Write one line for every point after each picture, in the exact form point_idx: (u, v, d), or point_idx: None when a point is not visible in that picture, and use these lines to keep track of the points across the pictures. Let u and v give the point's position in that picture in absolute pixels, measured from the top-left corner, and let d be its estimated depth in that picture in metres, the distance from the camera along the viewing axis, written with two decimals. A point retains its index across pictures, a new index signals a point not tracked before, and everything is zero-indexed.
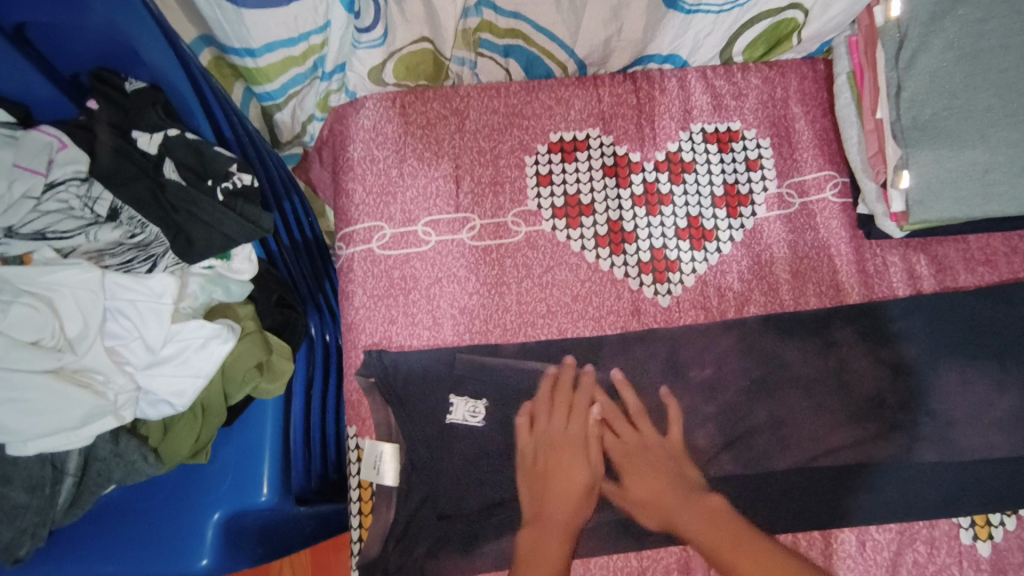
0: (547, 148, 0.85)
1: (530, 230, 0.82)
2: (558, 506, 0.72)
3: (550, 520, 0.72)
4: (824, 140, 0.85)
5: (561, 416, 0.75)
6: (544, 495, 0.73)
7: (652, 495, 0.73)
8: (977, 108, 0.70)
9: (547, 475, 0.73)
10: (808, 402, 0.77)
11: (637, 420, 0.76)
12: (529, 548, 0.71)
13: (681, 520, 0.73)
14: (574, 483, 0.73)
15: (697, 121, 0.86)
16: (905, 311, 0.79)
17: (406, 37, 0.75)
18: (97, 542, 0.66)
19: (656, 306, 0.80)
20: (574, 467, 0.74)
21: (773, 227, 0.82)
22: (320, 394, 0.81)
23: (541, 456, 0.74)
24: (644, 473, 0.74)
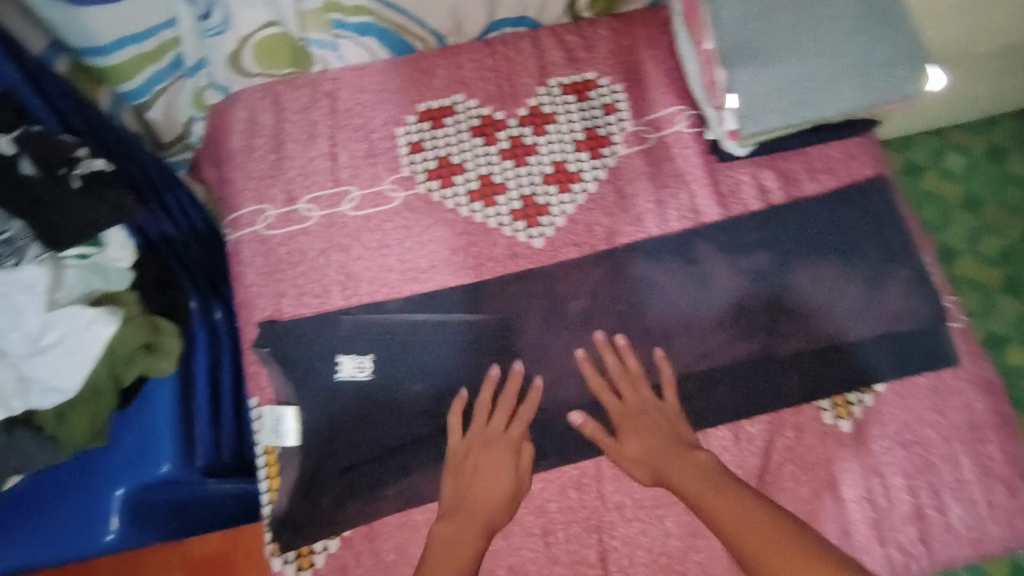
0: (416, 118, 0.90)
1: (407, 194, 0.88)
2: (481, 506, 0.72)
3: (469, 519, 0.70)
4: (673, 77, 0.90)
5: (500, 419, 0.78)
6: (465, 494, 0.73)
7: (649, 446, 0.75)
8: (782, 26, 0.76)
9: (472, 478, 0.74)
10: (678, 316, 0.83)
11: (619, 384, 0.79)
12: (442, 544, 0.68)
13: (669, 470, 0.72)
14: (495, 490, 0.73)
15: (554, 76, 0.91)
16: (758, 223, 0.85)
17: (251, 21, 0.80)
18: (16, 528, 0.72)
19: (531, 249, 0.86)
20: (502, 470, 0.74)
21: (633, 163, 0.88)
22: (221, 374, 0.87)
23: (474, 457, 0.75)
24: (641, 414, 0.77)
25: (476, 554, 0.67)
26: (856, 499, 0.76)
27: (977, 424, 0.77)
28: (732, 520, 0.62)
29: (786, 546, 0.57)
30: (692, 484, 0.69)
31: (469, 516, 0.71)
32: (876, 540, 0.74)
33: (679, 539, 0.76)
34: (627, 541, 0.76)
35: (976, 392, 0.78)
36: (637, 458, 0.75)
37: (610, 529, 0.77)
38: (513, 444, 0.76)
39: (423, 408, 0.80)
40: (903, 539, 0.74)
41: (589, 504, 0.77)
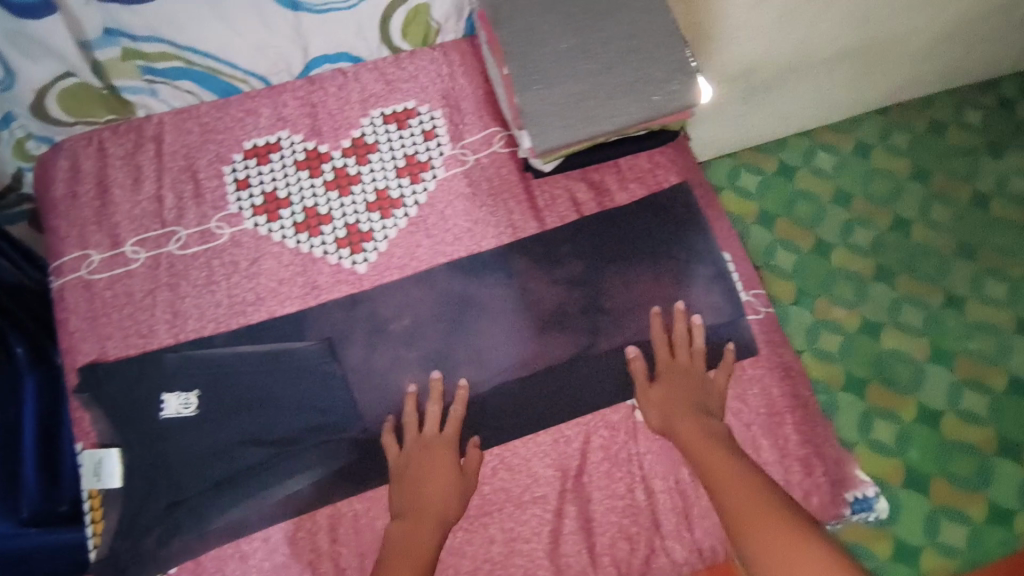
0: (242, 156, 0.92)
1: (233, 230, 0.90)
2: (430, 502, 0.76)
3: (423, 519, 0.75)
4: (488, 102, 0.96)
5: (431, 425, 0.81)
6: (414, 497, 0.77)
7: (663, 415, 0.80)
8: (562, 49, 0.82)
9: (421, 483, 0.78)
10: (498, 328, 0.86)
11: (662, 353, 0.84)
12: (402, 546, 0.73)
13: (679, 427, 0.78)
14: (442, 493, 0.77)
15: (376, 106, 0.95)
16: (571, 234, 0.90)
17: (42, 74, 0.83)
18: None
19: (355, 274, 0.89)
20: (442, 472, 0.79)
21: (452, 185, 0.92)
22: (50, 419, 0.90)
23: (414, 466, 0.79)
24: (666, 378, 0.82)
25: (428, 551, 0.72)
26: (665, 490, 0.81)
27: (776, 408, 0.84)
28: (726, 484, 0.70)
29: (768, 514, 0.64)
30: (694, 454, 0.75)
31: (422, 516, 0.75)
32: (683, 526, 0.80)
33: (502, 544, 0.79)
34: (452, 551, 0.79)
35: (774, 378, 0.85)
36: (661, 407, 0.80)
37: None
38: (450, 445, 0.81)
39: (250, 439, 0.82)
40: (708, 523, 0.80)
41: None
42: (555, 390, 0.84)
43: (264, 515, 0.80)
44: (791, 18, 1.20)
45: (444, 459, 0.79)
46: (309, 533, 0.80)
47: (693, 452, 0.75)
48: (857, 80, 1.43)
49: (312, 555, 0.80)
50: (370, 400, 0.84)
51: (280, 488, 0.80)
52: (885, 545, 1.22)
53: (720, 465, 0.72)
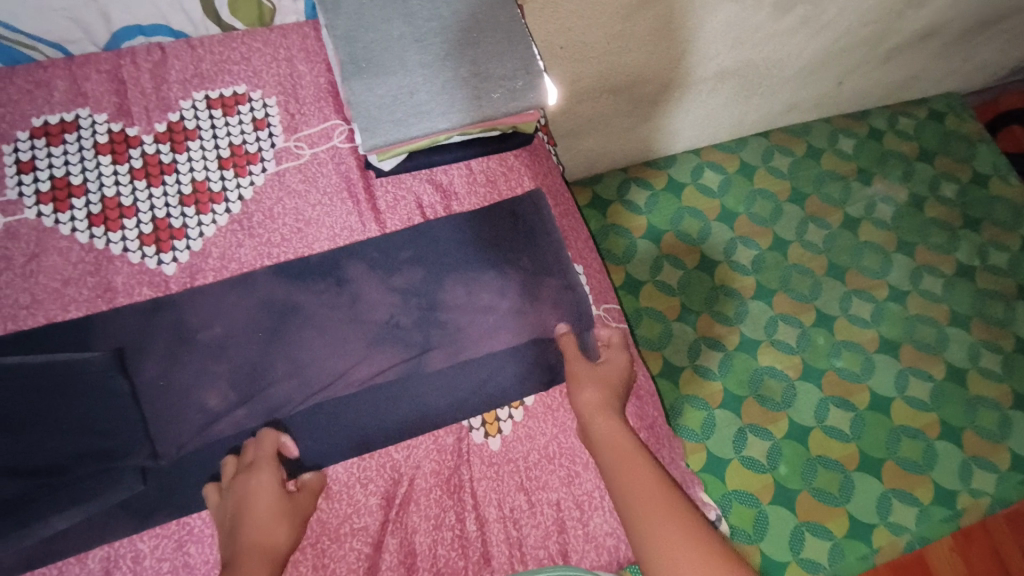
0: (29, 134, 0.80)
1: (10, 220, 0.77)
2: (256, 547, 0.65)
3: (250, 562, 0.64)
4: (331, 92, 0.88)
5: (251, 460, 0.71)
6: (236, 537, 0.66)
7: (597, 438, 0.73)
8: (392, 37, 0.77)
9: (241, 521, 0.67)
10: (322, 340, 0.77)
11: (603, 381, 0.78)
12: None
13: (596, 424, 0.74)
14: (266, 527, 0.67)
15: (200, 89, 0.85)
16: (412, 239, 0.82)
17: None
18: None
19: (160, 276, 0.78)
20: (264, 505, 0.68)
21: (283, 180, 0.83)
22: None
23: (237, 503, 0.68)
24: (602, 398, 0.76)
25: None
26: (498, 518, 0.75)
27: None
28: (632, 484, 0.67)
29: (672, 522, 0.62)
30: (613, 470, 0.69)
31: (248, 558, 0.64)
32: (515, 558, 0.73)
33: None
34: None
35: None
36: (588, 390, 0.77)
37: None
38: (272, 479, 0.69)
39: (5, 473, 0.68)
40: (542, 554, 0.74)
41: (211, 558, 0.69)
42: (396, 398, 0.77)
43: (19, 560, 0.66)
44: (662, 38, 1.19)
45: (267, 492, 0.68)
46: None
47: (611, 466, 0.70)
48: (736, 104, 1.45)
49: None
50: (162, 426, 0.72)
51: (40, 528, 0.67)
52: (751, 563, 1.22)
53: (642, 482, 0.66)
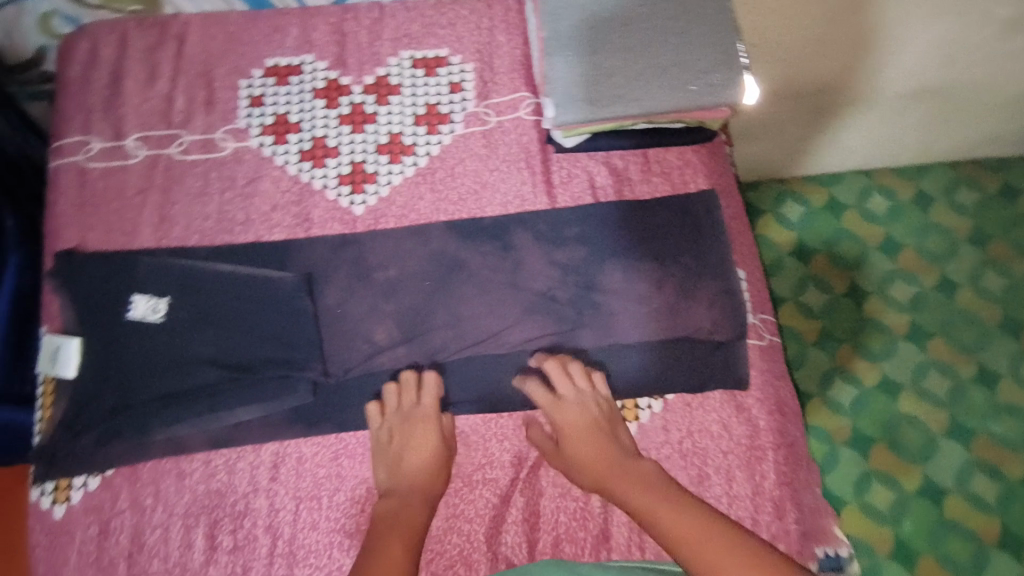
0: (262, 73, 0.90)
1: (238, 145, 0.87)
2: (417, 484, 0.71)
3: (413, 496, 0.69)
4: (525, 65, 0.91)
5: (410, 398, 0.76)
6: (398, 470, 0.72)
7: (614, 484, 0.67)
8: (599, 18, 0.78)
9: (405, 453, 0.73)
10: (482, 298, 0.81)
11: (590, 429, 0.73)
12: (389, 514, 0.67)
13: (607, 474, 0.68)
14: (427, 464, 0.72)
15: (407, 49, 0.91)
16: (580, 217, 0.84)
17: None
18: None
19: (350, 215, 0.85)
20: (428, 443, 0.73)
21: (469, 143, 0.88)
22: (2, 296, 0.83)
23: (400, 439, 0.74)
24: (590, 449, 0.71)
25: (420, 524, 0.66)
26: None
27: (757, 442, 0.77)
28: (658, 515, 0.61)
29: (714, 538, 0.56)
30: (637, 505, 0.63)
31: (410, 492, 0.70)
32: (633, 542, 0.74)
33: (442, 519, 0.74)
34: None
35: (762, 410, 0.78)
36: (583, 435, 0.72)
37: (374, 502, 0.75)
38: (431, 419, 0.75)
39: (207, 363, 0.78)
40: (660, 545, 0.74)
41: (360, 475, 0.76)
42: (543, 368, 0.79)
43: (208, 439, 0.76)
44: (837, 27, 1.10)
45: (430, 433, 0.74)
46: (247, 468, 0.76)
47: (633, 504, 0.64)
48: (930, 126, 1.30)
49: (247, 490, 0.75)
50: (335, 349, 0.79)
51: (226, 415, 0.77)
52: None
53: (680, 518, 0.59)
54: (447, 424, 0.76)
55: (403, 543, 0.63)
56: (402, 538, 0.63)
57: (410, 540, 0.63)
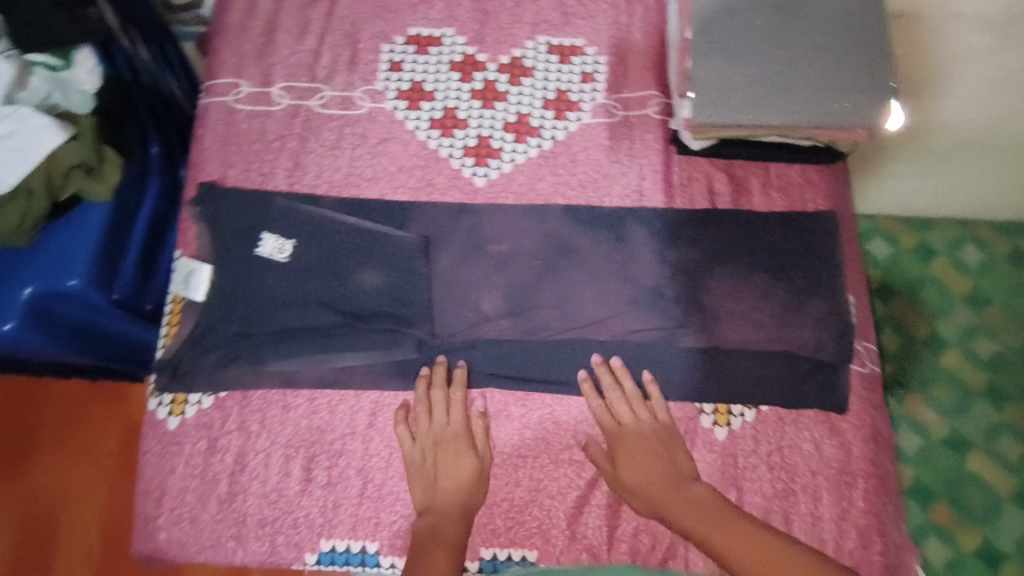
0: (404, 40, 0.93)
1: (373, 106, 0.90)
2: (453, 501, 0.74)
3: (448, 515, 0.73)
4: (659, 63, 0.92)
5: (440, 415, 0.78)
6: (433, 485, 0.75)
7: (681, 516, 0.70)
8: (749, 28, 0.79)
9: (438, 472, 0.75)
10: (589, 284, 0.83)
11: (652, 456, 0.75)
12: (429, 534, 0.71)
13: (670, 508, 0.71)
14: (461, 480, 0.75)
15: (544, 34, 0.93)
16: (695, 220, 0.85)
17: None
18: None
19: (471, 186, 0.87)
20: (459, 461, 0.76)
21: (594, 132, 0.90)
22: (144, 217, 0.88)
23: (433, 455, 0.76)
24: (648, 477, 0.73)
25: (458, 541, 0.70)
26: None
27: (849, 468, 0.76)
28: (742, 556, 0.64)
29: None
30: (715, 542, 0.67)
31: (447, 511, 0.73)
32: None
33: (525, 491, 0.77)
34: None
35: (858, 438, 0.77)
36: (637, 465, 0.74)
37: None
38: (462, 435, 0.77)
39: (322, 306, 0.82)
40: None
41: None
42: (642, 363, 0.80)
43: (316, 378, 0.80)
44: (957, 47, 1.01)
45: (461, 445, 0.77)
46: (348, 410, 0.80)
47: (709, 538, 0.67)
48: None
49: (345, 431, 0.79)
50: (443, 312, 0.82)
51: (333, 358, 0.80)
52: None
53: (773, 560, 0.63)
54: (479, 426, 0.79)
55: (446, 561, 0.67)
56: (445, 555, 0.68)
57: (451, 562, 0.67)
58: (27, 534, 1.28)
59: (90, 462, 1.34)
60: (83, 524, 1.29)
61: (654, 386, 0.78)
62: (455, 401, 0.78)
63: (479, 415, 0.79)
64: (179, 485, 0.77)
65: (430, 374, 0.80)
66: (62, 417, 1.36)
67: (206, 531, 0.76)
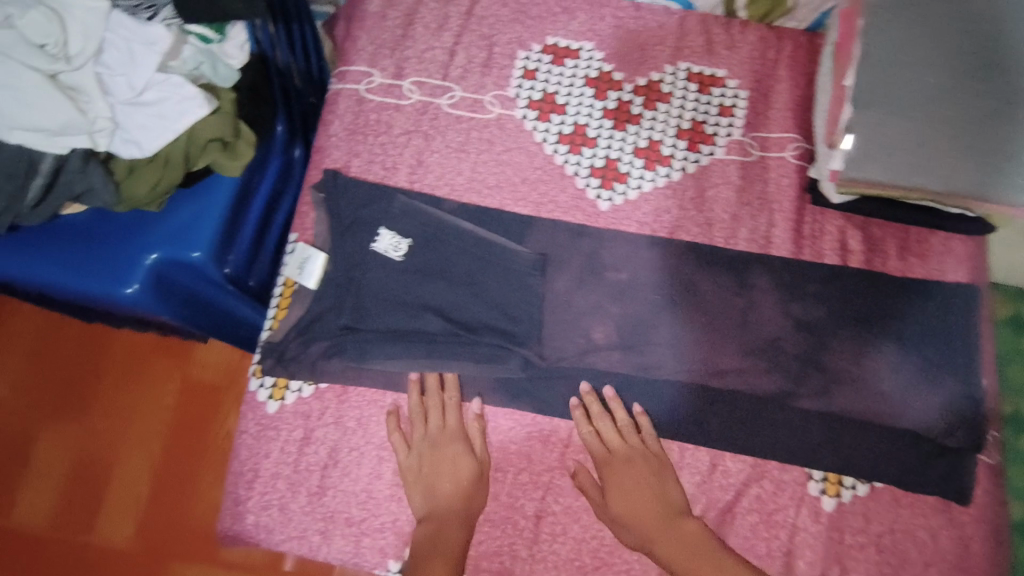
0: (540, 49, 0.90)
1: (503, 112, 0.88)
2: (454, 506, 0.73)
3: (450, 520, 0.72)
4: (804, 106, 0.87)
5: (436, 418, 0.77)
6: (430, 489, 0.74)
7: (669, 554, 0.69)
8: (925, 83, 0.73)
9: (435, 477, 0.75)
10: (705, 327, 0.80)
11: (643, 484, 0.73)
12: (429, 542, 0.71)
13: (659, 545, 0.70)
14: (455, 483, 0.74)
15: (686, 60, 0.90)
16: (824, 276, 0.81)
17: None
18: (70, 250, 0.77)
19: (594, 209, 0.85)
20: (456, 464, 0.75)
21: (726, 169, 0.86)
22: (262, 195, 0.89)
23: (428, 459, 0.75)
24: (635, 506, 0.72)
25: (459, 548, 0.70)
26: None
27: (962, 561, 0.73)
28: None
29: None
30: None
31: (448, 516, 0.73)
32: None
33: None
34: (569, 512, 0.77)
35: (974, 531, 0.74)
36: (626, 496, 0.73)
37: (557, 493, 0.77)
38: (458, 437, 0.77)
39: (433, 311, 0.80)
40: None
41: (548, 463, 0.78)
42: (752, 419, 0.77)
43: (418, 383, 0.80)
44: None
45: (455, 449, 0.76)
46: None
47: None
48: None
49: None
50: (552, 334, 0.80)
51: (437, 365, 0.78)
52: None
53: None
54: (476, 429, 0.78)
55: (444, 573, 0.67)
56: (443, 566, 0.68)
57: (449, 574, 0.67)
58: (83, 469, 1.31)
59: (148, 410, 1.34)
60: (137, 468, 1.30)
61: (644, 416, 0.77)
62: (450, 404, 0.78)
63: (475, 416, 0.78)
64: (271, 470, 0.77)
65: (419, 377, 0.80)
66: (129, 361, 1.36)
67: (293, 520, 0.76)
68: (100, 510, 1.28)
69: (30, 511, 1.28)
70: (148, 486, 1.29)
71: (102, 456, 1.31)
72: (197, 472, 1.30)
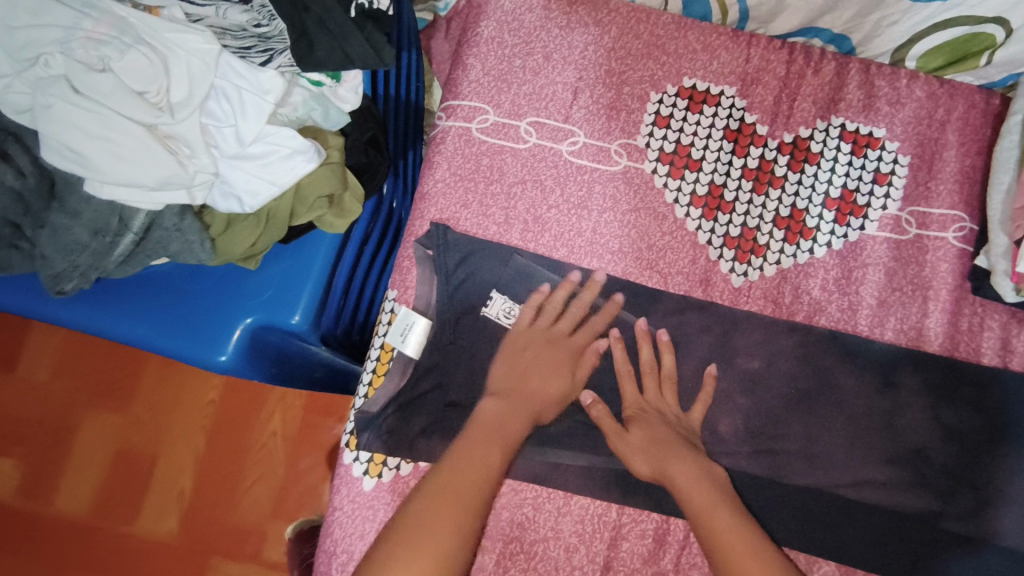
0: (675, 91, 0.80)
1: (631, 165, 0.79)
2: (525, 392, 0.71)
3: (518, 403, 0.71)
4: (969, 181, 0.78)
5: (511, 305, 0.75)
6: (512, 374, 0.72)
7: (676, 483, 0.69)
8: None
9: (490, 356, 0.73)
10: (846, 428, 0.73)
11: (700, 486, 0.68)
12: (495, 419, 0.69)
13: (673, 471, 0.69)
14: (535, 377, 0.72)
15: (840, 114, 0.79)
16: (984, 380, 0.73)
17: None
18: (158, 308, 0.70)
19: (727, 284, 0.77)
20: (523, 351, 0.73)
21: (877, 248, 0.77)
22: (359, 247, 0.80)
23: (492, 340, 0.73)
24: (664, 434, 0.71)
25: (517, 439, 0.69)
26: None
27: None
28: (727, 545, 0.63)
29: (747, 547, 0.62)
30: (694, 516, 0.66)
31: (519, 402, 0.71)
32: None
33: None
34: None
35: None
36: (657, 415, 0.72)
37: None
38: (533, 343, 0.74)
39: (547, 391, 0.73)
40: None
41: (664, 566, 0.72)
42: (894, 537, 0.70)
43: (526, 468, 0.72)
44: None
45: (523, 337, 0.74)
46: (554, 511, 0.72)
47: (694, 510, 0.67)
48: None
49: (548, 534, 0.72)
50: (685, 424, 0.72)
51: (549, 452, 0.72)
52: None
53: (745, 541, 0.63)
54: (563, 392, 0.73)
55: (499, 454, 0.66)
56: (500, 449, 0.67)
57: (502, 456, 0.66)
58: (122, 457, 1.20)
59: (189, 403, 1.21)
60: (179, 461, 1.19)
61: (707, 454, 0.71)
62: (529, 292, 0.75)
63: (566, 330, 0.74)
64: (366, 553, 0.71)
65: (381, 438, 0.72)
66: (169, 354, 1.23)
67: None
68: (142, 502, 1.18)
69: (70, 495, 1.18)
70: (193, 481, 1.18)
71: (141, 446, 1.20)
72: (244, 471, 1.19)
